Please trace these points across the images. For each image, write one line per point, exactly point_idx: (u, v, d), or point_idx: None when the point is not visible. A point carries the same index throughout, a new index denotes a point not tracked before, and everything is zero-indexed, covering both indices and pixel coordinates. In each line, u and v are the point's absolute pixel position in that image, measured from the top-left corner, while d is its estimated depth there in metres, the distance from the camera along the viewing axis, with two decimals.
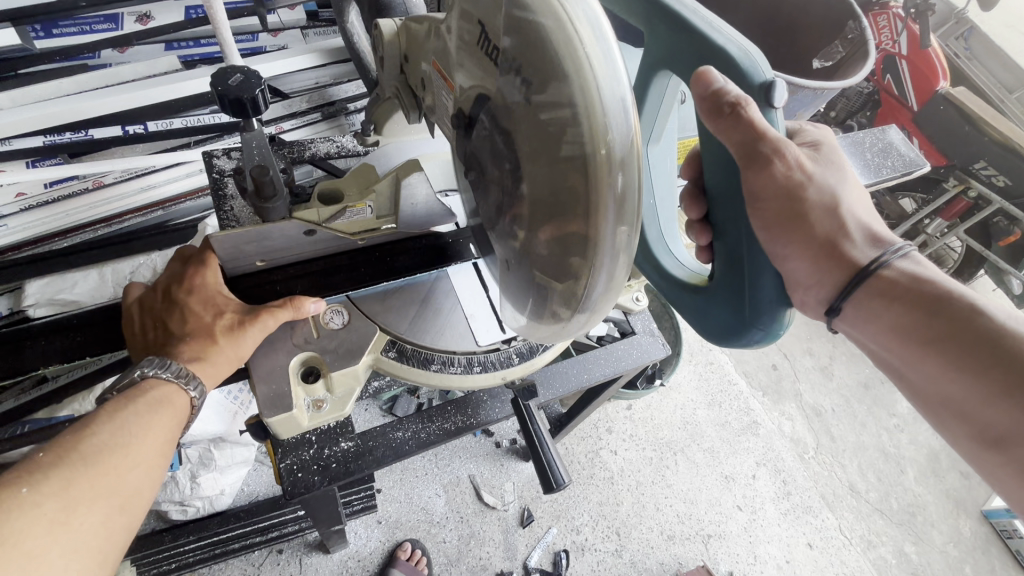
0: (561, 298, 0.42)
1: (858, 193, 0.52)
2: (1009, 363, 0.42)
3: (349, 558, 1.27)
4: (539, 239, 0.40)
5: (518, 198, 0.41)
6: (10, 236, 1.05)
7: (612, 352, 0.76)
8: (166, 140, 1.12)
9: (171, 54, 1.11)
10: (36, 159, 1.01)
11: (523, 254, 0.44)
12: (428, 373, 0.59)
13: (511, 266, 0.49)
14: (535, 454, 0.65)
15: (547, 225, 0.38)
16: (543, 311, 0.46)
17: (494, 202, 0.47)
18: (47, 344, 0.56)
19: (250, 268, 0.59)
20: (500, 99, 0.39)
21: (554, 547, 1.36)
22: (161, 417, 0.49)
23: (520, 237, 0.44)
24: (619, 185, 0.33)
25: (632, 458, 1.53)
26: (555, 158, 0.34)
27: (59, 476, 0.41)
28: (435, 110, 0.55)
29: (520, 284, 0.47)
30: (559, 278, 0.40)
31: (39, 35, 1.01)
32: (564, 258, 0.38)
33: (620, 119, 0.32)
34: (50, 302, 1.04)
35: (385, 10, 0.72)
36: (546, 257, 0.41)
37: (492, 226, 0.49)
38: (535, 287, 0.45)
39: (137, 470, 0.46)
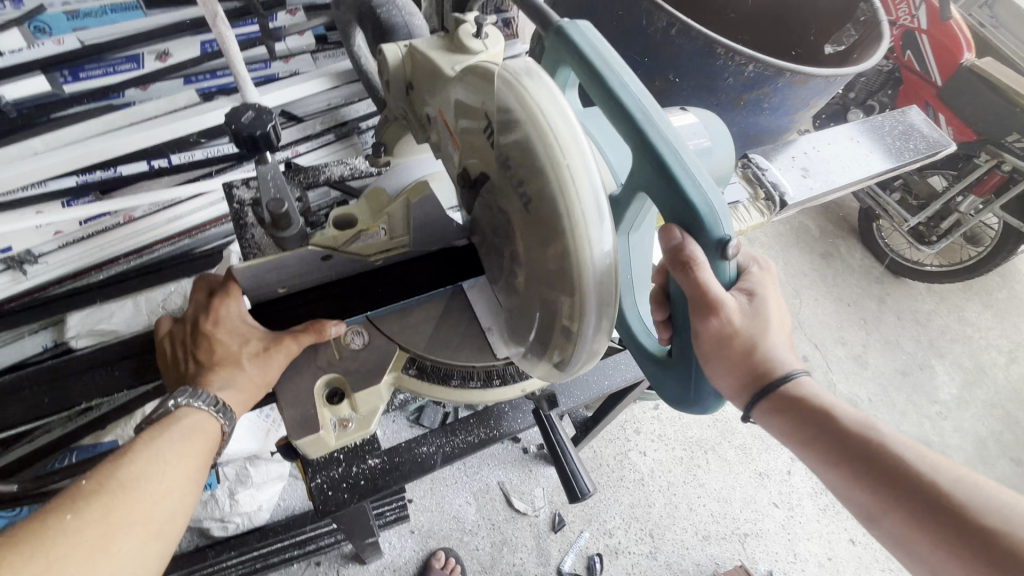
0: (568, 312, 0.42)
1: (778, 321, 0.48)
2: (880, 463, 0.46)
3: (385, 568, 1.30)
4: (531, 286, 0.45)
5: (516, 254, 0.46)
6: (52, 271, 1.09)
7: (633, 357, 0.75)
8: (189, 172, 1.17)
9: (191, 88, 1.14)
10: (71, 198, 1.05)
11: (524, 299, 0.48)
12: (450, 389, 0.59)
13: (512, 312, 0.53)
14: (559, 462, 0.66)
15: (541, 276, 0.43)
16: (541, 350, 0.49)
17: (495, 254, 0.51)
18: (89, 379, 0.58)
19: (273, 295, 0.61)
20: (494, 169, 0.43)
21: (587, 551, 1.36)
22: (194, 447, 0.51)
23: (520, 285, 0.48)
24: (597, 263, 0.38)
25: (661, 458, 1.52)
26: (545, 233, 0.39)
27: (100, 502, 0.44)
28: (441, 149, 0.56)
29: (521, 325, 0.51)
30: (553, 324, 0.44)
31: (68, 79, 1.03)
32: (555, 306, 0.43)
33: (595, 221, 0.37)
34: (91, 333, 1.10)
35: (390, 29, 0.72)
36: (541, 304, 0.45)
37: (495, 271, 0.54)
38: (541, 309, 0.45)
39: (172, 494, 0.48)
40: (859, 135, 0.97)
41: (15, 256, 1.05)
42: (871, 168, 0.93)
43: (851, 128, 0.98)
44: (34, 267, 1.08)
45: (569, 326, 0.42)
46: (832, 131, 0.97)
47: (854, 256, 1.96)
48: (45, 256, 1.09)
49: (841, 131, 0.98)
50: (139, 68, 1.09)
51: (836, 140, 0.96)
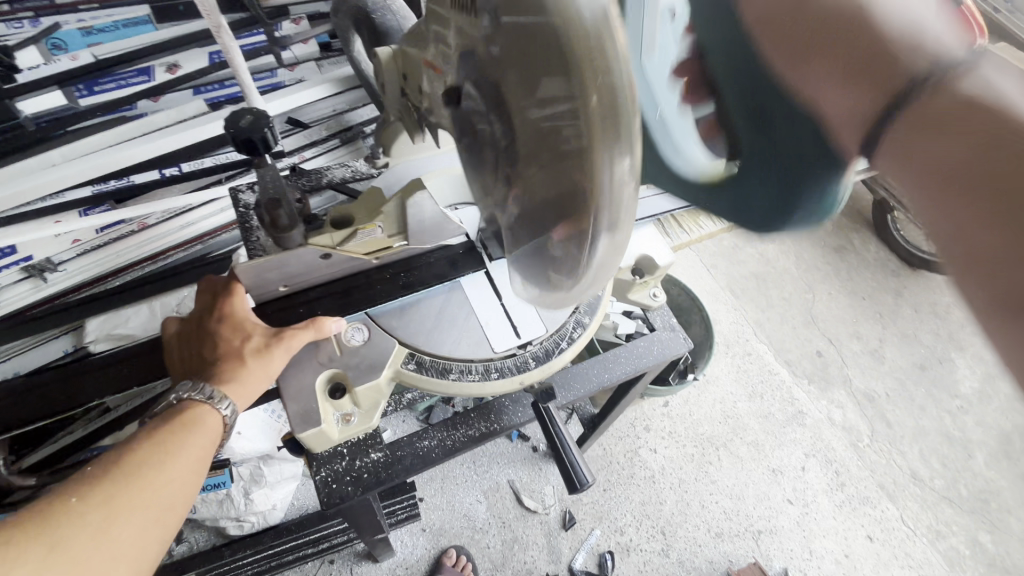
0: (582, 198, 0.36)
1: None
2: None
3: (397, 566, 1.32)
4: (542, 191, 0.41)
5: (522, 155, 0.41)
6: (71, 278, 1.13)
7: (633, 350, 0.76)
8: (200, 179, 1.18)
9: (199, 98, 1.14)
10: (88, 207, 1.08)
11: (534, 206, 0.44)
12: (448, 382, 0.60)
13: (531, 227, 0.47)
14: (557, 456, 0.64)
15: (553, 185, 0.39)
16: (550, 266, 0.47)
17: (503, 170, 0.46)
18: (101, 377, 0.61)
19: (275, 293, 0.62)
20: (489, 41, 0.38)
21: (599, 549, 1.37)
22: (194, 436, 0.53)
23: (525, 189, 0.44)
24: (610, 80, 0.30)
25: (672, 455, 1.53)
26: (547, 71, 0.33)
27: (103, 488, 0.47)
28: (433, 110, 0.55)
29: (531, 237, 0.48)
30: (565, 238, 0.41)
31: (83, 93, 1.08)
32: (569, 218, 0.39)
33: (600, 20, 0.29)
34: (109, 337, 1.11)
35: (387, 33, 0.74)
36: (552, 215, 0.42)
37: (506, 193, 0.48)
38: (560, 214, 0.40)
39: (171, 484, 0.50)
40: None
41: (35, 264, 1.10)
42: None
43: None
44: (53, 274, 1.12)
45: (581, 242, 0.40)
46: None
47: (867, 249, 1.97)
48: (63, 264, 1.13)
49: None
50: (150, 80, 1.12)
51: None
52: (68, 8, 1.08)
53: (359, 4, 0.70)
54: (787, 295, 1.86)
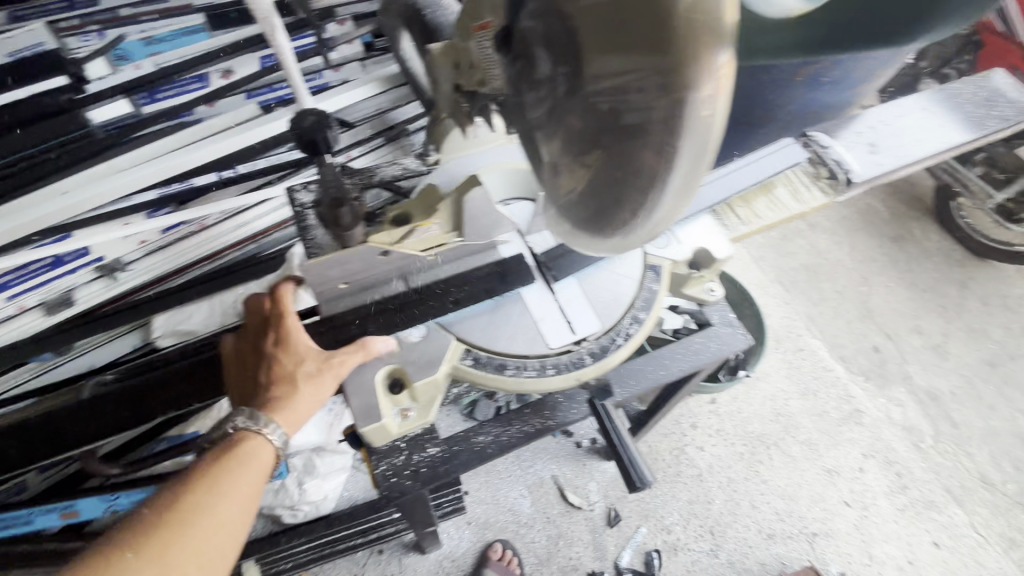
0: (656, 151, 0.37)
1: None
2: None
3: (444, 558, 1.34)
4: (605, 128, 0.40)
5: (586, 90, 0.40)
6: (138, 278, 1.18)
7: (689, 346, 0.73)
8: (252, 180, 1.22)
9: (252, 102, 1.19)
10: (153, 209, 1.13)
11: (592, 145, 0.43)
12: (506, 378, 0.60)
13: (579, 190, 0.47)
14: (616, 453, 0.66)
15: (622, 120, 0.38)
16: (602, 213, 0.46)
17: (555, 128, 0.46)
18: (177, 388, 0.64)
19: (335, 291, 0.60)
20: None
21: (645, 547, 1.36)
22: (244, 476, 0.54)
23: (583, 126, 0.43)
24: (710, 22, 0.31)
25: (720, 454, 1.49)
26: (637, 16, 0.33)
27: (157, 541, 0.49)
28: (488, 82, 0.54)
29: (581, 184, 0.46)
30: (628, 180, 0.40)
31: (146, 101, 1.12)
32: (639, 155, 0.38)
33: None
34: (174, 333, 1.18)
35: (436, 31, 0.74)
36: (615, 155, 0.41)
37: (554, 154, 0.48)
38: (622, 172, 0.41)
39: (224, 528, 0.52)
40: (931, 105, 0.90)
41: (106, 264, 1.14)
42: (948, 140, 0.85)
43: (922, 98, 0.91)
44: (124, 275, 1.16)
45: (648, 181, 0.39)
46: (899, 102, 0.91)
47: (929, 238, 1.85)
48: (131, 264, 1.17)
49: (911, 102, 0.91)
50: (206, 86, 1.17)
51: (904, 112, 0.90)
52: (130, 19, 1.10)
53: (409, 1, 0.70)
54: (842, 287, 1.78)
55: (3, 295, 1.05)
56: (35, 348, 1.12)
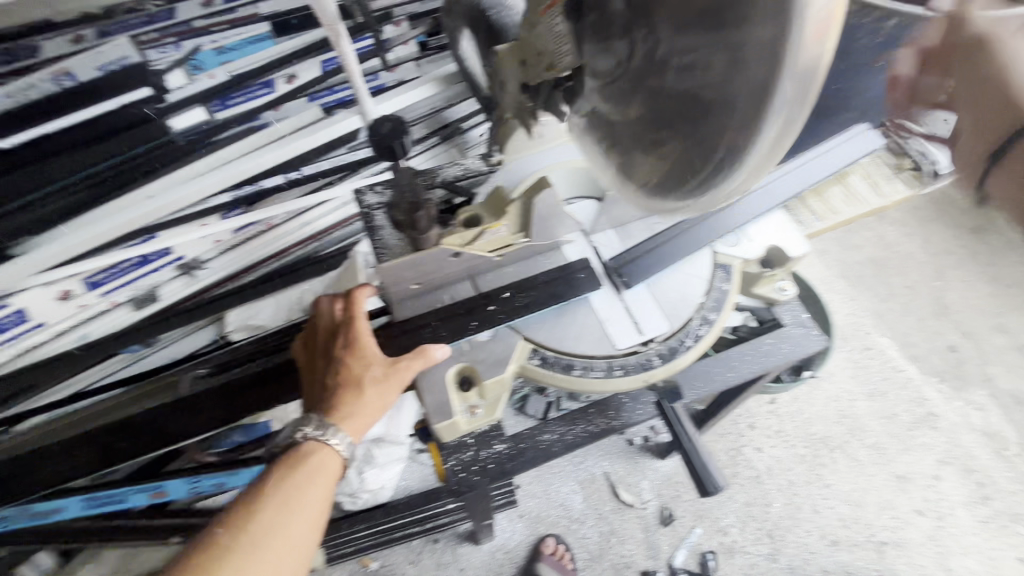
0: (751, 107, 0.36)
1: None
2: None
3: (497, 550, 1.36)
4: (694, 88, 0.42)
5: (677, 50, 0.42)
6: (215, 275, 1.27)
7: (760, 348, 0.71)
8: (314, 181, 1.27)
9: (315, 104, 1.26)
10: (227, 211, 1.20)
11: (677, 109, 0.44)
12: (574, 378, 0.60)
13: (660, 163, 0.48)
14: (689, 460, 0.67)
15: (712, 75, 0.39)
16: (679, 181, 0.45)
17: (646, 105, 0.48)
18: (261, 391, 0.69)
19: (405, 290, 0.63)
20: None
21: (700, 548, 1.35)
22: (312, 495, 0.56)
23: (670, 91, 0.44)
24: None
25: (780, 456, 1.44)
26: None
27: (231, 563, 0.50)
28: (556, 64, 0.55)
29: (662, 154, 0.47)
30: (714, 139, 0.41)
31: (219, 108, 1.17)
32: (731, 108, 0.38)
33: None
34: (246, 326, 1.27)
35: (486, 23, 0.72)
36: (702, 114, 0.41)
37: (640, 132, 0.50)
38: (708, 134, 0.41)
39: (295, 549, 0.54)
40: None
41: (187, 263, 1.22)
42: None
43: None
44: (201, 272, 1.25)
45: (737, 138, 0.38)
46: None
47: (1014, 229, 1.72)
48: (210, 263, 1.26)
49: None
50: (273, 92, 1.21)
51: None
52: (203, 30, 1.09)
53: (475, 3, 0.70)
54: (914, 281, 1.67)
55: (97, 292, 1.14)
56: (125, 340, 1.22)
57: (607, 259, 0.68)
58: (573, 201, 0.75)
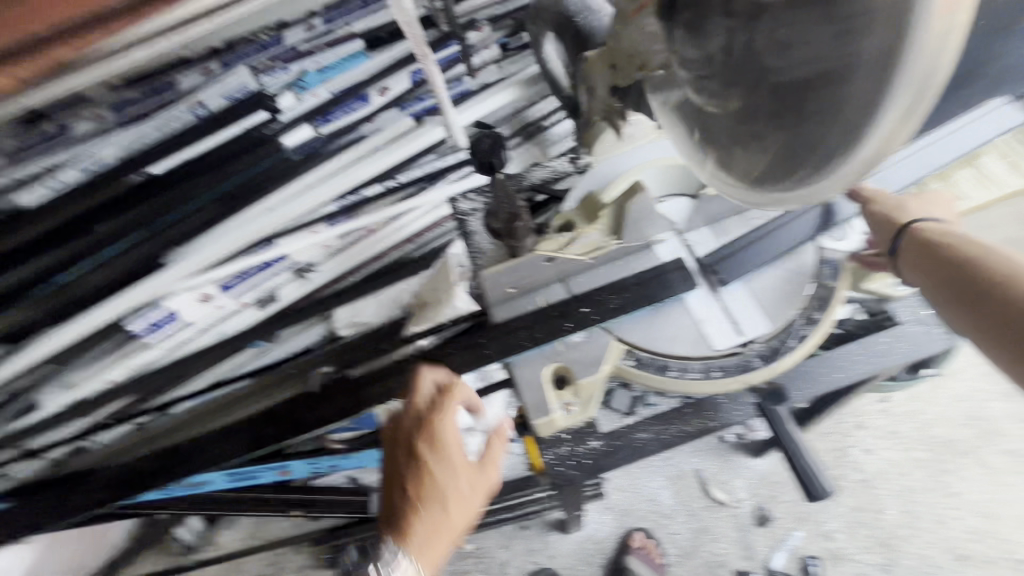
0: (858, 123, 0.43)
1: None
2: None
3: (586, 541, 1.38)
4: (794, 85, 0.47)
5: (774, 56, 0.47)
6: (324, 276, 1.39)
7: (873, 347, 0.73)
8: (405, 189, 1.37)
9: (405, 114, 1.33)
10: (332, 219, 1.31)
11: (776, 108, 0.49)
12: (669, 379, 0.62)
13: (752, 159, 0.54)
14: (794, 463, 0.66)
15: (821, 70, 0.44)
16: (790, 167, 0.50)
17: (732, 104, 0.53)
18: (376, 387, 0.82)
19: (502, 294, 0.65)
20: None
21: (801, 552, 1.31)
22: None
23: (768, 93, 0.49)
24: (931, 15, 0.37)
25: (895, 459, 1.37)
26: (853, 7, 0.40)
27: None
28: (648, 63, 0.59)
29: (766, 147, 0.51)
30: (829, 124, 0.45)
31: (322, 122, 1.28)
32: (842, 95, 0.43)
33: None
34: (351, 325, 1.36)
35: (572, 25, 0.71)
36: (809, 106, 0.46)
37: (726, 129, 0.55)
38: (809, 140, 0.47)
39: None
40: None
41: (300, 267, 1.37)
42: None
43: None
44: (313, 274, 1.39)
45: (859, 117, 0.43)
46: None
47: None
48: (320, 266, 1.39)
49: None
50: (367, 104, 1.32)
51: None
52: (309, 54, 1.31)
53: (563, 9, 0.72)
54: None
55: (229, 294, 1.30)
56: (250, 338, 1.36)
57: (701, 256, 0.69)
58: (663, 199, 0.75)
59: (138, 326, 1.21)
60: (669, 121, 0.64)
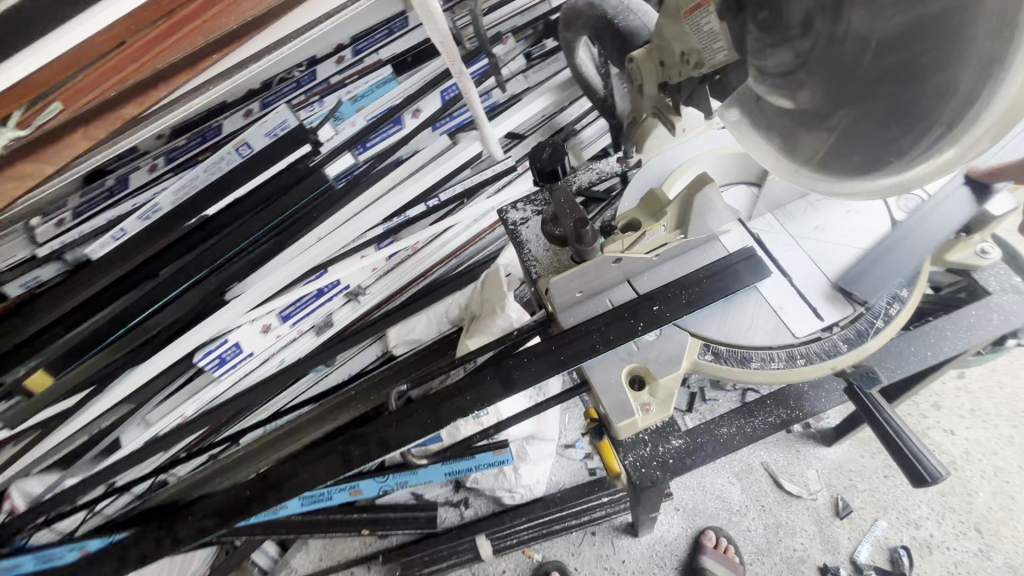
0: (985, 61, 0.34)
1: None
2: None
3: (656, 543, 1.36)
4: (883, 66, 0.41)
5: (863, 37, 0.41)
6: (376, 297, 1.43)
7: (961, 322, 0.69)
8: (445, 207, 1.40)
9: (439, 133, 1.37)
10: (380, 241, 1.35)
11: (862, 92, 0.43)
12: (751, 371, 0.60)
13: (842, 143, 0.46)
14: (894, 445, 0.60)
15: (915, 48, 0.38)
16: (863, 161, 0.44)
17: (814, 89, 0.47)
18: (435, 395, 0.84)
19: (571, 299, 0.65)
20: None
21: (888, 543, 1.25)
22: None
23: (852, 79, 0.44)
24: None
25: (978, 437, 1.32)
26: None
27: None
28: (705, 62, 0.54)
29: (838, 137, 0.46)
30: (926, 105, 0.39)
31: (361, 150, 1.32)
32: (944, 71, 0.37)
33: None
34: (405, 342, 1.41)
35: (608, 26, 0.71)
36: (901, 88, 0.40)
37: (810, 114, 0.49)
38: (920, 98, 0.39)
39: None
40: None
41: (352, 291, 1.40)
42: None
43: None
44: (364, 297, 1.43)
45: (963, 94, 0.36)
46: None
47: None
48: (370, 288, 1.42)
49: None
50: (402, 128, 1.34)
51: None
52: (339, 85, 1.28)
53: (601, 13, 0.72)
54: None
55: (288, 323, 1.34)
56: (313, 363, 1.42)
57: (767, 244, 0.67)
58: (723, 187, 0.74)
59: (205, 361, 1.25)
60: (737, 127, 0.59)
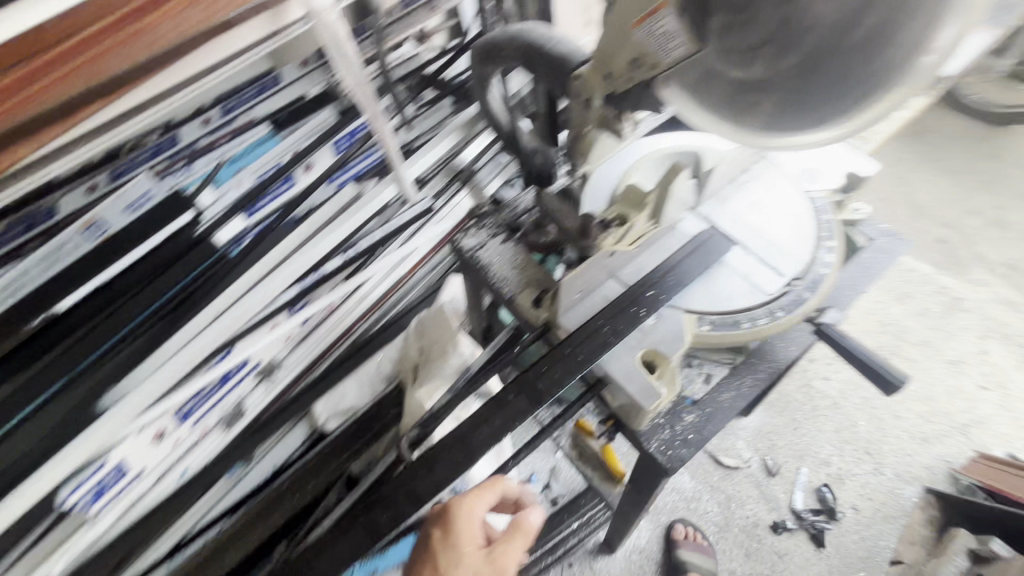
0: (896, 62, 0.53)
1: None
2: None
3: (631, 552, 1.37)
4: (827, 47, 0.56)
5: (815, 21, 0.54)
6: (296, 370, 1.26)
7: (862, 266, 0.87)
8: (358, 257, 1.30)
9: (333, 185, 1.28)
10: (292, 305, 1.20)
11: (803, 67, 0.58)
12: (745, 330, 0.74)
13: (784, 109, 0.62)
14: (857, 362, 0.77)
15: (849, 42, 0.54)
16: (801, 121, 0.61)
17: (760, 63, 0.61)
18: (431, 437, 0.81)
19: (570, 299, 0.71)
20: None
21: (813, 485, 1.44)
22: None
23: (801, 53, 0.57)
24: None
25: (846, 377, 1.61)
26: None
27: None
28: (662, 60, 0.66)
29: (777, 104, 0.62)
30: (853, 83, 0.56)
31: (252, 211, 1.18)
32: (878, 57, 0.53)
33: None
34: (338, 413, 1.28)
35: (535, 55, 0.83)
36: (832, 66, 0.56)
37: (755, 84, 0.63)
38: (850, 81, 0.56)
39: None
40: None
41: (264, 368, 1.21)
42: None
43: None
44: (278, 374, 1.24)
45: (878, 79, 0.55)
46: None
47: None
48: (284, 361, 1.24)
49: None
50: (295, 184, 1.24)
51: None
52: (209, 148, 1.18)
53: (529, 41, 0.83)
54: None
55: (188, 423, 1.10)
56: (224, 466, 1.17)
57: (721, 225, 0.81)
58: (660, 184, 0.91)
59: (75, 498, 0.92)
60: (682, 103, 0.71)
